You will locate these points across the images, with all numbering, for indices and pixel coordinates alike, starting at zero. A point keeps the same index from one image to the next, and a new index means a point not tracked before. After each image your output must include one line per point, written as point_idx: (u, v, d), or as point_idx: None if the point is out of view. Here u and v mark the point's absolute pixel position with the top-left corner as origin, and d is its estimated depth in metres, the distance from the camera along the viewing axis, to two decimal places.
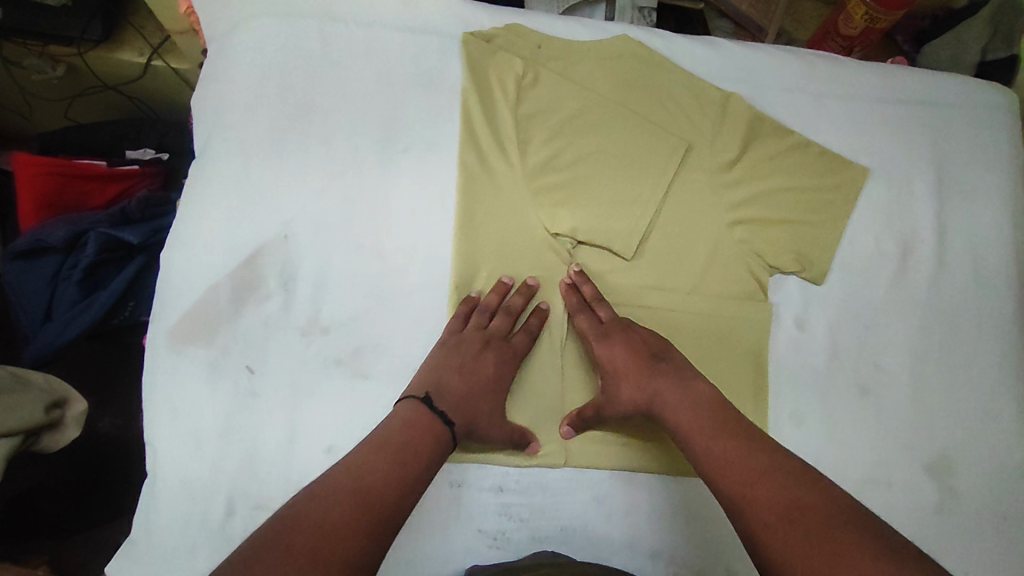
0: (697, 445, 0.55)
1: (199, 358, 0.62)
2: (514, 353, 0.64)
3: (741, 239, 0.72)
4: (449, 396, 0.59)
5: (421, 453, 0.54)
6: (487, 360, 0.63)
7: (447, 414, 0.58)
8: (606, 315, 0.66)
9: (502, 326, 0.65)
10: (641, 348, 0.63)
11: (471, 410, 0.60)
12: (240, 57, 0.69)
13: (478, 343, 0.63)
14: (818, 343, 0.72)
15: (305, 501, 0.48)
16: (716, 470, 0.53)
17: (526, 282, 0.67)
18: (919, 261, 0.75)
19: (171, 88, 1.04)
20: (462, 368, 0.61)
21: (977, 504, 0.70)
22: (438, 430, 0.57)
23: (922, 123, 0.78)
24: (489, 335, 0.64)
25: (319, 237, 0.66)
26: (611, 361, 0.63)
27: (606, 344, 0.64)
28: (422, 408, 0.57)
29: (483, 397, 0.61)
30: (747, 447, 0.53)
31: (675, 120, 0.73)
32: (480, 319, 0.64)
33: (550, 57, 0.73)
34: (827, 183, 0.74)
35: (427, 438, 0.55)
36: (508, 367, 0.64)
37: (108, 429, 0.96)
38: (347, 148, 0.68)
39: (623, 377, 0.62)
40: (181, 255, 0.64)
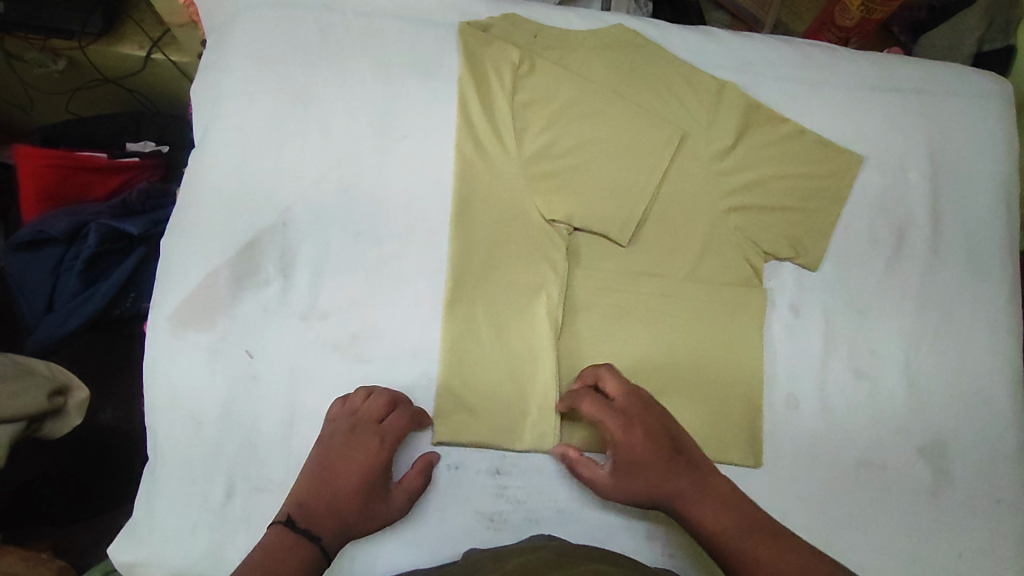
0: (729, 549, 0.53)
1: (199, 343, 0.63)
2: (386, 438, 0.60)
3: (736, 226, 0.72)
4: (311, 505, 0.56)
5: (285, 572, 0.51)
6: (357, 451, 0.58)
7: (314, 529, 0.55)
8: (618, 394, 0.61)
9: (372, 412, 0.60)
10: (657, 434, 0.59)
11: (341, 513, 0.56)
12: (239, 47, 0.70)
13: (346, 433, 0.59)
14: (813, 328, 0.72)
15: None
16: (757, 572, 0.50)
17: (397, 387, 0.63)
18: (913, 248, 0.75)
19: (171, 81, 1.04)
20: (328, 466, 0.58)
21: (970, 487, 0.70)
22: (303, 547, 0.53)
23: (916, 111, 0.78)
24: (357, 419, 0.60)
25: (317, 224, 0.66)
26: (626, 451, 0.59)
27: (623, 430, 0.60)
28: (286, 532, 0.54)
29: (353, 491, 0.57)
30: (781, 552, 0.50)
31: (670, 108, 0.74)
32: (352, 404, 0.61)
33: (546, 46, 0.74)
34: (822, 171, 0.75)
35: (292, 555, 0.53)
36: (381, 454, 0.59)
37: (109, 420, 0.95)
38: (345, 136, 0.69)
39: (641, 472, 0.59)
40: (180, 241, 0.65)
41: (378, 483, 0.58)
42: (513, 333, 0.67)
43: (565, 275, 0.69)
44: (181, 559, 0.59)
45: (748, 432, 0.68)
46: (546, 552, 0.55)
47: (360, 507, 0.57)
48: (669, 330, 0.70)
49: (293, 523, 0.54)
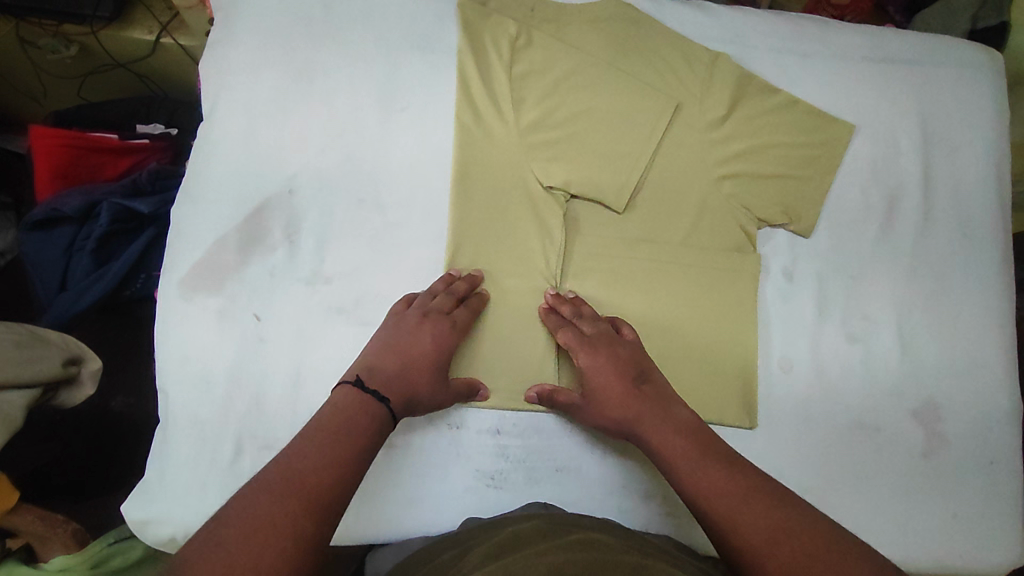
0: (681, 468, 0.54)
1: (208, 306, 0.65)
2: (455, 327, 0.64)
3: (730, 193, 0.74)
4: (384, 373, 0.58)
5: (360, 427, 0.52)
6: (430, 334, 0.61)
7: (381, 392, 0.56)
8: (593, 326, 0.64)
9: (446, 302, 0.64)
10: (625, 363, 0.62)
11: (408, 382, 0.58)
12: (246, 20, 0.72)
13: (417, 319, 0.62)
14: (807, 293, 0.74)
15: (247, 493, 0.44)
16: (701, 490, 0.51)
17: (473, 271, 0.68)
18: (905, 215, 0.77)
19: (179, 66, 1.07)
20: (399, 343, 0.60)
21: (964, 449, 0.71)
22: (374, 409, 0.54)
23: (909, 81, 0.80)
24: (428, 309, 0.63)
25: (321, 193, 0.69)
26: (591, 376, 0.61)
27: (590, 356, 0.62)
28: (357, 390, 0.55)
29: (426, 368, 0.60)
30: (728, 475, 0.51)
31: (665, 79, 0.76)
32: (421, 298, 0.64)
33: (544, 20, 0.76)
34: (814, 140, 0.76)
35: (367, 413, 0.53)
36: (450, 341, 0.63)
37: (120, 406, 1.01)
38: (348, 107, 0.71)
39: (604, 399, 0.60)
40: (189, 209, 0.67)
41: (443, 368, 0.62)
42: (511, 297, 0.69)
43: (563, 241, 0.71)
44: (192, 515, 0.61)
45: (743, 392, 0.70)
46: (540, 520, 0.56)
47: (427, 383, 0.60)
48: (664, 295, 0.71)
49: (364, 384, 0.56)
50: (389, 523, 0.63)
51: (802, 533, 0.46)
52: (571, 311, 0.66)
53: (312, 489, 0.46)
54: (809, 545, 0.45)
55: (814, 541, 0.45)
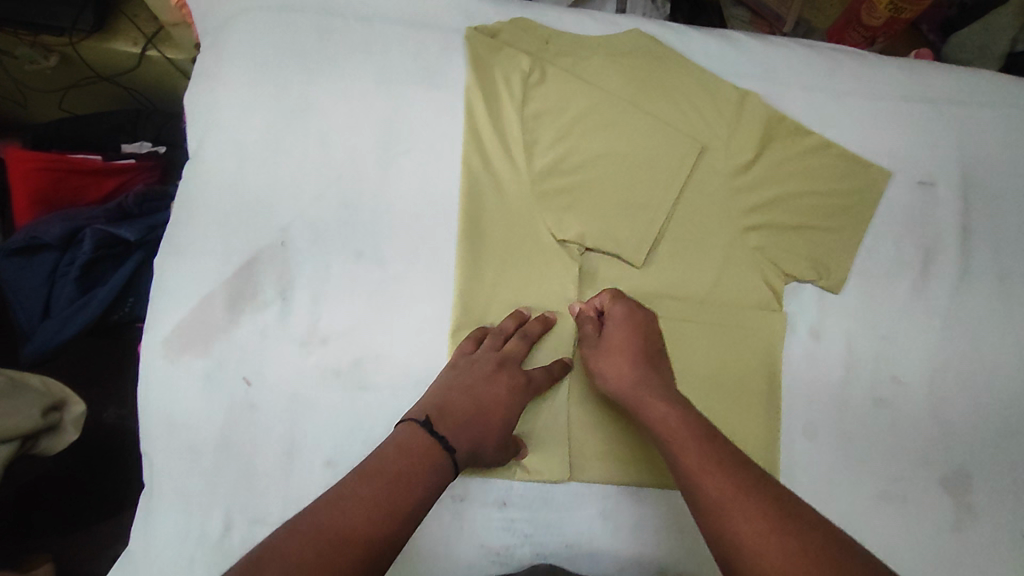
0: (677, 439, 0.51)
1: (194, 369, 0.61)
2: (529, 381, 0.61)
3: (754, 246, 0.69)
4: (455, 417, 0.55)
5: (419, 476, 0.49)
6: (505, 383, 0.59)
7: (450, 437, 0.53)
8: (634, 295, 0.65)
9: (518, 349, 0.61)
10: (649, 333, 0.61)
11: (478, 431, 0.55)
12: (237, 54, 0.67)
13: (492, 366, 0.59)
14: (834, 353, 0.69)
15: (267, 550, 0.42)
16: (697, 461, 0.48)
17: (547, 313, 0.65)
18: (940, 269, 0.72)
19: (166, 79, 1.00)
20: (472, 390, 0.57)
21: (995, 520, 0.67)
22: (440, 454, 0.51)
23: (948, 122, 0.75)
24: (503, 357, 0.60)
25: (317, 244, 0.64)
26: (616, 328, 0.61)
27: (623, 312, 0.62)
28: (424, 431, 0.52)
29: (496, 420, 0.57)
30: (727, 458, 0.49)
31: (689, 120, 0.70)
32: (496, 342, 0.61)
33: (558, 53, 0.70)
34: (848, 187, 0.71)
35: (427, 461, 0.50)
36: (522, 393, 0.60)
37: (113, 420, 0.97)
38: (347, 149, 0.66)
39: (618, 351, 0.59)
40: (175, 261, 0.62)
41: (512, 422, 0.58)
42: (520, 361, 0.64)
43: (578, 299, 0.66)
44: None
45: (766, 463, 0.65)
46: None
47: (497, 435, 0.57)
48: (683, 357, 0.67)
49: (433, 425, 0.53)
50: None
51: (798, 530, 0.43)
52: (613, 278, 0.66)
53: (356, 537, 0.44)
54: (798, 542, 0.42)
55: (799, 539, 0.42)
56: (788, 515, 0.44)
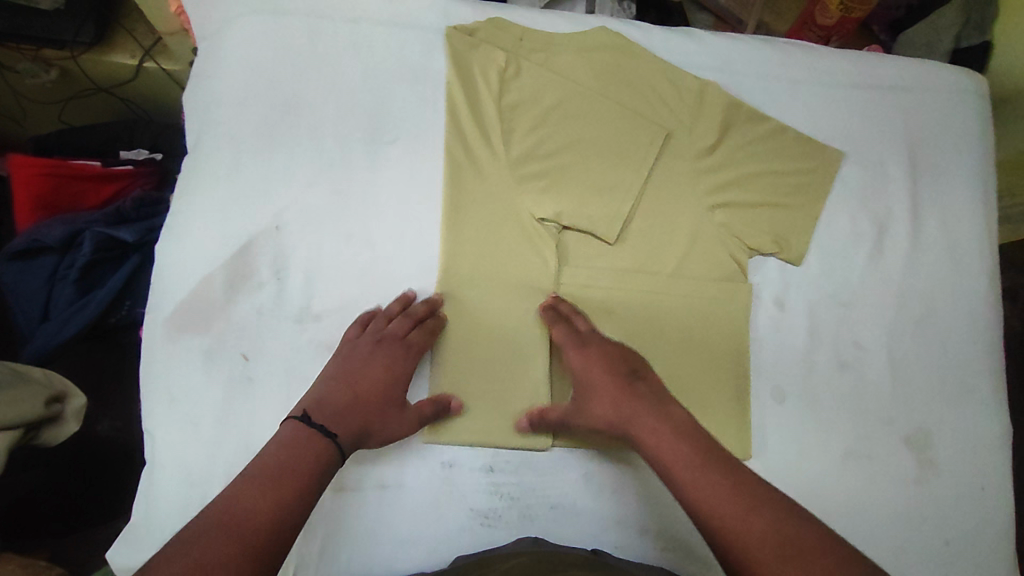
0: (676, 471, 0.53)
1: (194, 347, 0.64)
2: (408, 357, 0.64)
3: (720, 223, 0.74)
4: (327, 407, 0.59)
5: (303, 466, 0.54)
6: (379, 366, 0.62)
7: (328, 426, 0.57)
8: (586, 328, 0.66)
9: (400, 329, 0.64)
10: (614, 364, 0.62)
11: (358, 414, 0.59)
12: (234, 56, 0.72)
13: (370, 348, 0.63)
14: (798, 321, 0.74)
15: (188, 537, 0.46)
16: (698, 497, 0.51)
17: (433, 296, 0.67)
18: (894, 241, 0.78)
19: (162, 89, 1.05)
20: (347, 376, 0.61)
21: (956, 474, 0.71)
22: (319, 442, 0.56)
23: (895, 106, 0.81)
24: (382, 337, 0.63)
25: (309, 229, 0.68)
26: (581, 379, 0.63)
27: (581, 355, 0.64)
28: (303, 426, 0.56)
29: (376, 400, 0.61)
30: (723, 478, 0.52)
31: (653, 109, 0.76)
32: (376, 323, 0.64)
33: (532, 50, 0.75)
34: (803, 167, 0.77)
35: (312, 451, 0.55)
36: (400, 370, 0.63)
37: (107, 430, 1.01)
38: (336, 141, 0.70)
39: (597, 395, 0.61)
40: (177, 247, 0.66)
41: (394, 398, 0.62)
42: (504, 331, 0.68)
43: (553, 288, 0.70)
44: None
45: (737, 424, 0.69)
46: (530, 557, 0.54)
47: (379, 413, 0.61)
48: (656, 325, 0.71)
49: (309, 418, 0.57)
50: (383, 563, 0.62)
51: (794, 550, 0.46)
52: (567, 310, 0.68)
53: (254, 536, 0.47)
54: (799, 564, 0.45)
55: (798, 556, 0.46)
56: (785, 535, 0.47)
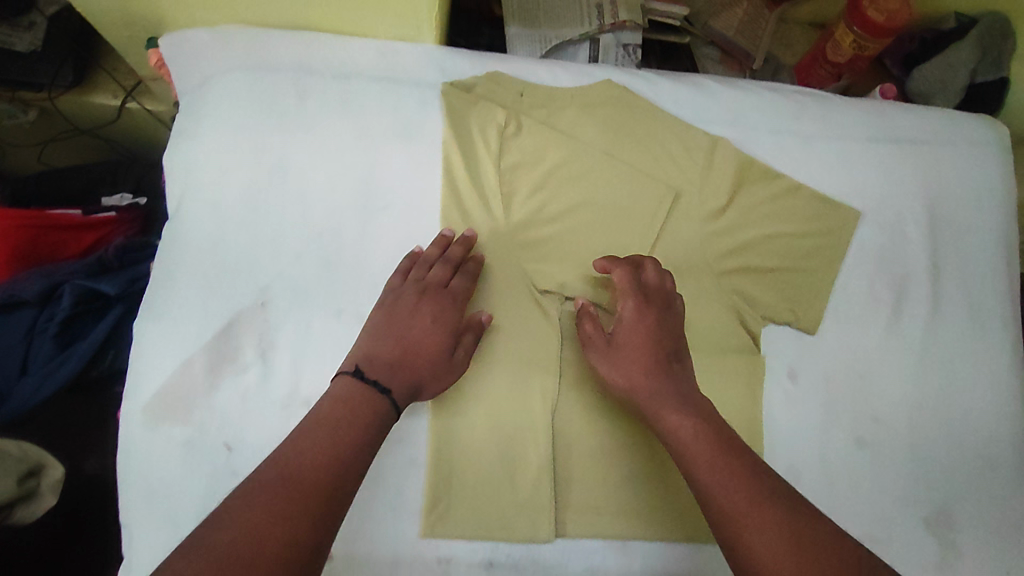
0: (696, 454, 0.52)
1: (174, 436, 0.60)
2: (453, 303, 0.62)
3: (731, 289, 0.71)
4: (378, 360, 0.56)
5: (363, 416, 0.51)
6: (426, 313, 0.60)
7: (382, 381, 0.54)
8: (654, 281, 0.64)
9: (441, 275, 0.62)
10: (665, 334, 0.61)
11: (411, 368, 0.57)
12: (216, 117, 0.67)
13: (415, 296, 0.61)
14: (812, 395, 0.70)
15: (244, 493, 0.45)
16: (716, 485, 0.50)
17: (464, 233, 0.65)
18: (912, 305, 0.74)
19: (147, 128, 1.01)
20: (395, 329, 0.58)
21: (981, 558, 0.68)
22: (375, 397, 0.53)
23: (914, 161, 0.77)
24: (425, 286, 0.61)
25: (296, 305, 0.64)
26: (627, 329, 0.61)
27: (640, 306, 0.62)
28: (355, 380, 0.54)
29: (427, 347, 0.58)
30: (746, 473, 0.51)
31: (659, 167, 0.72)
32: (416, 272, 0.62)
33: (533, 105, 0.71)
34: (818, 229, 0.74)
35: (368, 401, 0.52)
36: (449, 315, 0.61)
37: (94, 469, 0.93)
38: (326, 209, 0.66)
39: (631, 354, 0.60)
40: (157, 325, 0.63)
41: (446, 341, 0.59)
42: (505, 414, 0.63)
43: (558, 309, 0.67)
44: None
45: None
46: None
47: (433, 361, 0.58)
48: None
49: (362, 373, 0.54)
50: None
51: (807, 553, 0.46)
52: (642, 262, 0.65)
53: (312, 487, 0.46)
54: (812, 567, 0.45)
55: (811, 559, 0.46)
56: (800, 536, 0.47)
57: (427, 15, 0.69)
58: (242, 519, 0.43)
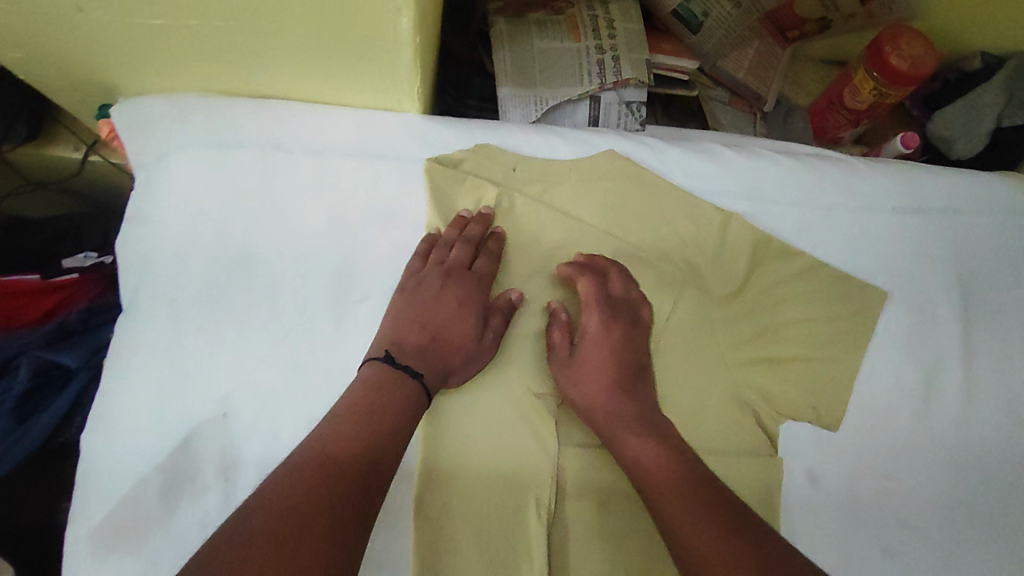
0: (658, 486, 0.52)
1: (122, 569, 0.53)
2: (477, 287, 0.61)
3: (745, 383, 0.65)
4: (407, 346, 0.56)
5: (394, 404, 0.52)
6: (451, 297, 0.59)
7: (413, 366, 0.55)
8: (619, 294, 0.62)
9: (463, 256, 0.61)
10: (628, 353, 0.60)
11: (440, 353, 0.57)
12: (173, 199, 0.61)
13: (439, 279, 0.60)
14: (834, 499, 0.64)
15: (279, 479, 0.44)
16: (676, 517, 0.49)
17: (483, 210, 0.63)
18: (945, 394, 0.67)
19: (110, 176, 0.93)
20: (422, 314, 0.58)
21: None
22: (408, 383, 0.53)
23: (943, 233, 0.70)
24: (448, 268, 0.60)
25: (263, 414, 0.57)
26: (591, 344, 0.60)
27: (604, 322, 0.60)
28: (386, 366, 0.54)
29: (455, 333, 0.58)
30: (708, 502, 0.50)
31: (666, 247, 0.65)
32: (438, 256, 0.61)
33: (527, 180, 0.65)
34: (840, 313, 0.67)
35: (399, 389, 0.53)
36: (475, 298, 0.60)
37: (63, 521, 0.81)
38: (296, 303, 0.60)
39: (595, 374, 0.58)
40: (107, 437, 0.56)
41: (472, 326, 0.59)
42: (493, 539, 0.56)
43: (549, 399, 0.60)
44: None
45: None
46: None
47: (461, 346, 0.58)
48: None
49: (393, 359, 0.55)
50: None
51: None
52: (603, 267, 0.62)
53: (348, 470, 0.46)
54: None
55: None
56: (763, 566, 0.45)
57: (408, 86, 0.61)
58: (276, 499, 0.43)
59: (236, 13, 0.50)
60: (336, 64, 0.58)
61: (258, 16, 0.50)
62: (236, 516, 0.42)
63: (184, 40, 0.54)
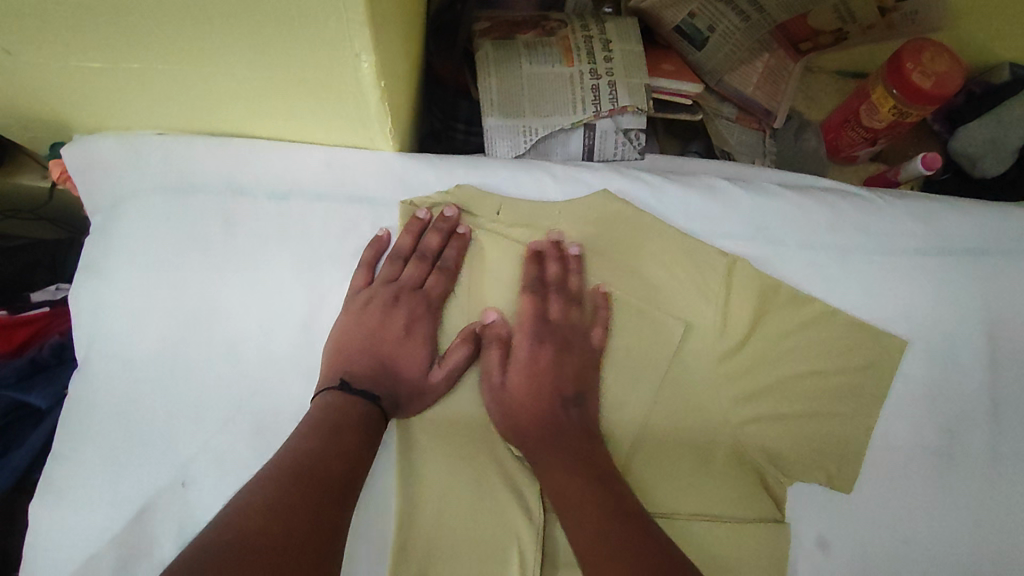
0: (530, 436, 0.54)
1: None
2: (430, 307, 0.57)
3: (751, 441, 0.60)
4: (360, 371, 0.53)
5: (353, 427, 0.50)
6: (402, 319, 0.56)
7: (370, 390, 0.53)
8: (559, 318, 0.57)
9: (416, 274, 0.58)
10: (565, 374, 0.56)
11: (394, 377, 0.54)
12: (130, 246, 0.56)
13: (390, 300, 0.56)
14: (848, 569, 0.58)
15: (256, 483, 0.43)
16: (548, 467, 0.52)
17: (443, 214, 0.59)
18: (969, 452, 0.62)
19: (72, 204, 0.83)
20: (372, 337, 0.55)
21: None
22: (366, 408, 0.52)
23: (969, 275, 0.64)
24: (400, 288, 0.57)
25: (222, 485, 0.52)
26: (523, 357, 0.57)
27: (532, 347, 0.56)
28: (341, 393, 0.51)
29: (410, 356, 0.55)
30: (570, 460, 0.52)
31: (663, 296, 0.60)
32: (389, 272, 0.57)
33: (513, 223, 0.60)
34: (853, 363, 0.61)
35: (355, 413, 0.51)
36: (428, 319, 0.57)
37: None
38: (261, 360, 0.55)
39: (540, 370, 0.56)
40: (54, 511, 0.51)
41: (426, 351, 0.56)
42: None
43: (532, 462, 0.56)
44: None
45: None
46: None
47: (414, 371, 0.55)
48: None
49: (347, 385, 0.52)
50: None
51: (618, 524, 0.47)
52: (552, 277, 0.58)
53: (327, 479, 0.45)
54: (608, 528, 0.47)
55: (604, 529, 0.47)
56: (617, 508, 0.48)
57: (379, 126, 0.56)
58: (251, 511, 0.41)
59: (182, 48, 0.45)
60: (296, 102, 0.53)
61: (205, 53, 0.46)
62: (213, 520, 0.41)
63: (134, 80, 0.50)
